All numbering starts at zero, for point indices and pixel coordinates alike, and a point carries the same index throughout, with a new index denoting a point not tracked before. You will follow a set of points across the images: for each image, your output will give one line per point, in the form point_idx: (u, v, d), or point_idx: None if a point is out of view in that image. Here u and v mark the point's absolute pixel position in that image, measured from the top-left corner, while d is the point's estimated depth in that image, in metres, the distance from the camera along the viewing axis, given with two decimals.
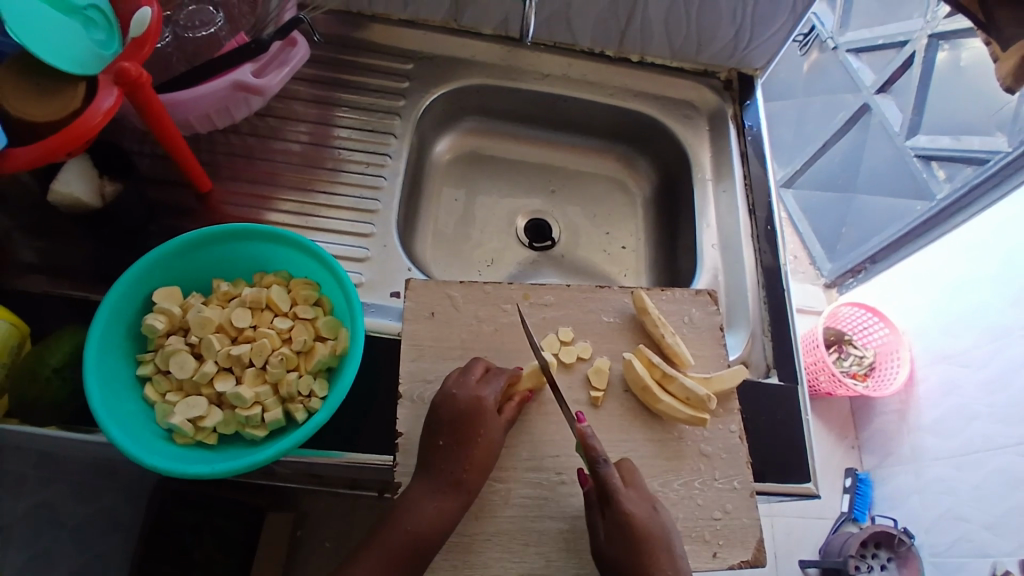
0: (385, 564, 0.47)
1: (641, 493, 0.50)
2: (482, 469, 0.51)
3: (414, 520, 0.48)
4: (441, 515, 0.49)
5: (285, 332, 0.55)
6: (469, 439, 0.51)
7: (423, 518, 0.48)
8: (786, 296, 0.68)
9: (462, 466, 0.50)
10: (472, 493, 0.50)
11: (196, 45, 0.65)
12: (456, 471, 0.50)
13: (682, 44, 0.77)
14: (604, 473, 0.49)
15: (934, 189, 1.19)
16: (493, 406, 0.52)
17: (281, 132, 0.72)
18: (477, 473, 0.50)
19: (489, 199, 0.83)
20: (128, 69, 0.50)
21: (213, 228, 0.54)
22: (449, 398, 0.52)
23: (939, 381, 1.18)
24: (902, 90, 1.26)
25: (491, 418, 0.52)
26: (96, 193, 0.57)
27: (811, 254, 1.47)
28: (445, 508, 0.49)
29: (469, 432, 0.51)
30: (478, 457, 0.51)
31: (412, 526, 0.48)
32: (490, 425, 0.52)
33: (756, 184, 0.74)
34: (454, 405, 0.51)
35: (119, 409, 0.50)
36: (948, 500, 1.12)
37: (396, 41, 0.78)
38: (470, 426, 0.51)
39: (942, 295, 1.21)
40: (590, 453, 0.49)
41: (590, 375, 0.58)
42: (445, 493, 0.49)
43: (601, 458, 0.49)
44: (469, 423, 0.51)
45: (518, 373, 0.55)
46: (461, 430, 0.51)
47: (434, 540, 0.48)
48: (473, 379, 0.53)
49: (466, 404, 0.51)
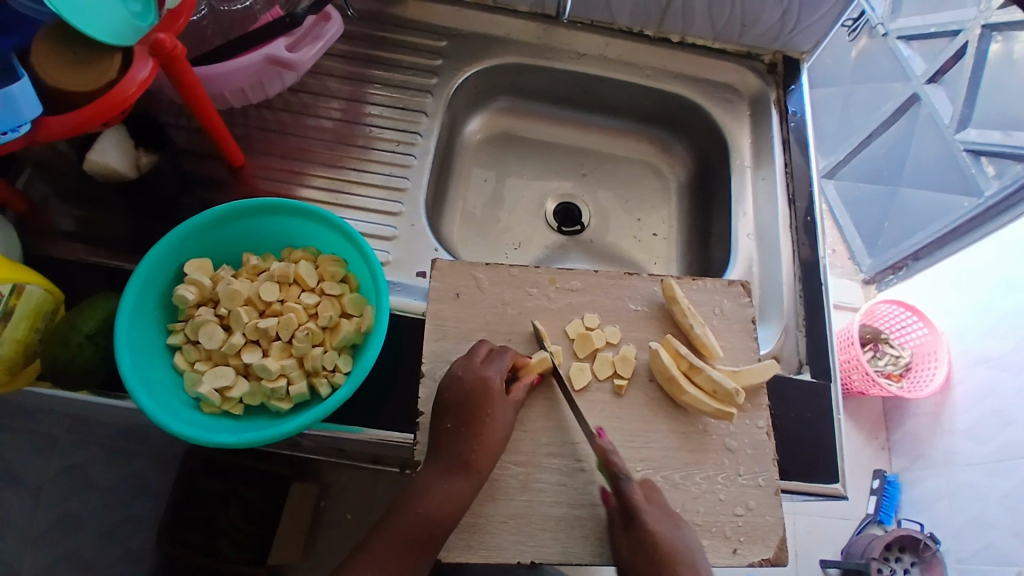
0: (398, 545, 0.48)
1: (664, 511, 0.50)
2: (492, 451, 0.50)
3: (426, 502, 0.48)
4: (455, 497, 0.48)
5: (311, 307, 0.55)
6: (474, 418, 0.50)
7: (436, 500, 0.48)
8: (823, 291, 0.66)
9: (470, 446, 0.50)
10: (484, 476, 0.50)
11: (231, 18, 0.66)
12: (463, 452, 0.50)
13: (725, 25, 0.74)
14: (625, 487, 0.49)
15: (982, 185, 1.14)
16: (499, 386, 0.52)
17: (313, 108, 0.72)
18: (487, 453, 0.50)
19: (519, 181, 0.82)
20: (164, 40, 0.50)
21: (243, 202, 0.55)
22: (455, 379, 0.52)
23: (976, 386, 1.14)
24: (954, 81, 1.19)
25: (498, 398, 0.52)
26: (132, 164, 0.58)
27: (850, 249, 1.42)
28: (457, 490, 0.49)
29: (477, 413, 0.51)
30: (491, 439, 0.50)
31: (425, 509, 0.48)
32: (498, 405, 0.51)
33: (797, 172, 0.72)
34: (459, 386, 0.52)
35: (149, 377, 0.51)
36: (977, 509, 1.09)
37: (430, 17, 0.76)
38: (477, 407, 0.51)
39: (986, 297, 1.16)
40: (610, 468, 0.50)
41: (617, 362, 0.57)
42: (456, 474, 0.49)
43: (621, 473, 0.49)
44: (473, 402, 0.51)
45: (526, 359, 0.55)
46: (469, 411, 0.51)
47: (446, 521, 0.48)
48: (477, 359, 0.53)
49: (471, 386, 0.51)
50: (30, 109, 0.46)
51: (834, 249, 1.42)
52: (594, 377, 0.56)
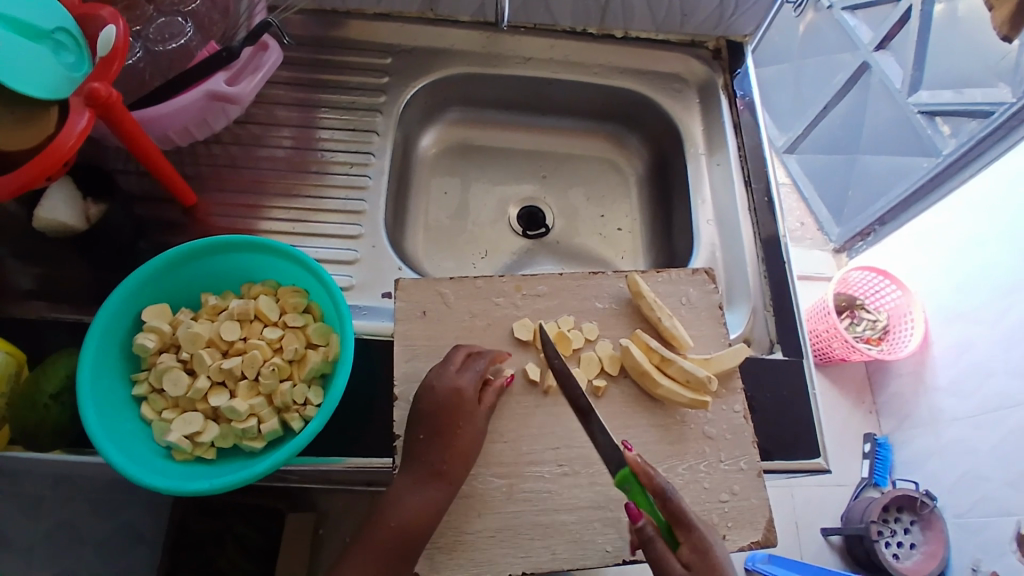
0: (374, 558, 0.47)
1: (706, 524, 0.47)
2: (462, 458, 0.50)
3: (397, 514, 0.48)
4: (425, 508, 0.48)
5: (275, 342, 0.54)
6: (447, 426, 0.51)
7: (408, 511, 0.48)
8: (787, 268, 0.67)
9: (438, 456, 0.50)
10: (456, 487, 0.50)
11: (170, 58, 0.64)
12: (434, 462, 0.50)
13: (665, 17, 0.74)
14: (672, 500, 0.46)
15: (939, 145, 1.16)
16: (472, 393, 0.52)
17: (263, 138, 0.71)
18: (457, 464, 0.50)
19: (480, 189, 0.81)
20: (99, 89, 0.49)
21: (195, 243, 0.54)
22: (430, 389, 0.52)
23: (953, 342, 1.16)
24: (901, 46, 1.21)
25: (470, 406, 0.52)
26: (82, 216, 0.57)
27: (818, 219, 1.47)
28: (428, 500, 0.49)
29: (449, 423, 0.51)
30: (467, 447, 0.51)
31: (396, 521, 0.48)
32: (470, 413, 0.52)
33: (750, 154, 0.72)
34: (433, 396, 0.51)
35: (116, 431, 0.50)
36: (967, 462, 1.11)
37: (374, 36, 0.76)
38: (449, 416, 0.51)
39: (953, 253, 1.18)
40: (652, 484, 0.45)
41: (603, 358, 0.57)
42: (427, 485, 0.49)
43: (669, 487, 0.46)
44: (448, 411, 0.51)
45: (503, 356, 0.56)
46: (441, 421, 0.51)
47: (419, 533, 0.48)
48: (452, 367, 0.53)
49: (445, 396, 0.51)
50: None
51: (803, 222, 1.48)
52: (585, 378, 0.56)
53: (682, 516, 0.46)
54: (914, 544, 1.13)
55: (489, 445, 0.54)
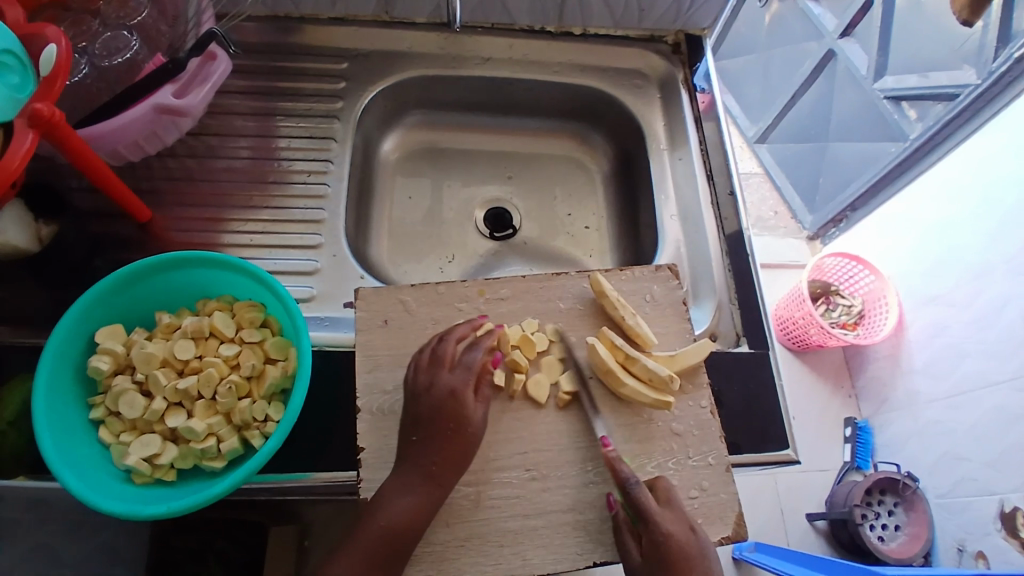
0: (364, 560, 0.46)
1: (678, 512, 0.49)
2: (459, 461, 0.50)
3: (389, 515, 0.47)
4: (418, 510, 0.48)
5: (232, 358, 0.53)
6: (444, 429, 0.50)
7: (400, 512, 0.47)
8: (751, 260, 0.67)
9: (431, 458, 0.49)
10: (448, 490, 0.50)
11: (116, 73, 0.62)
12: (427, 463, 0.49)
13: (623, 12, 0.74)
14: (635, 493, 0.49)
15: (906, 129, 1.17)
16: (468, 393, 0.52)
17: (219, 150, 0.69)
18: (452, 467, 0.49)
19: (445, 192, 0.81)
20: (41, 109, 0.48)
21: (145, 261, 0.53)
22: (425, 389, 0.52)
23: (927, 323, 1.17)
24: (865, 33, 1.22)
25: (466, 407, 0.51)
26: (33, 237, 0.56)
27: (792, 208, 1.48)
28: (421, 501, 0.48)
29: (444, 424, 0.50)
30: (463, 450, 0.50)
31: (388, 521, 0.47)
32: (468, 414, 0.51)
33: (712, 147, 0.72)
34: (428, 398, 0.51)
35: (72, 457, 0.49)
36: (946, 441, 1.12)
37: (329, 42, 0.75)
38: (445, 417, 0.50)
39: (920, 236, 1.20)
40: (618, 476, 0.49)
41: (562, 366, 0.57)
42: (419, 486, 0.48)
43: (630, 479, 0.49)
44: (444, 412, 0.51)
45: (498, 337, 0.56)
46: (437, 422, 0.50)
47: (409, 534, 0.47)
48: (448, 365, 0.53)
49: (441, 397, 0.51)
50: None
51: (778, 211, 1.49)
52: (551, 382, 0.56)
53: (645, 511, 0.48)
54: (897, 525, 1.15)
55: None
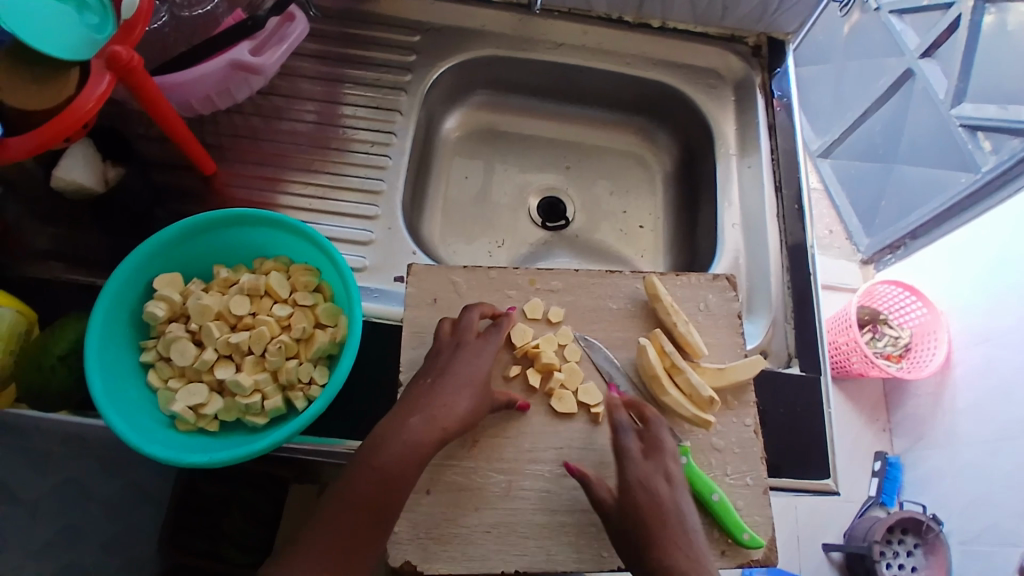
0: (352, 501, 0.43)
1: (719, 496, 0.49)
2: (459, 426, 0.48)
3: (385, 456, 0.44)
4: (416, 451, 0.45)
5: (283, 319, 0.54)
6: (460, 381, 0.49)
7: (397, 451, 0.44)
8: (813, 280, 0.64)
9: (441, 405, 0.47)
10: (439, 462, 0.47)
11: (193, 24, 0.63)
12: (434, 406, 0.47)
13: (705, 9, 0.71)
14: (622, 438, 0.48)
15: (979, 160, 1.12)
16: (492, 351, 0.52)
17: (286, 111, 0.70)
18: (457, 417, 0.48)
19: (501, 176, 0.80)
20: (120, 53, 0.49)
21: (210, 215, 0.53)
22: (445, 344, 0.52)
23: (977, 361, 1.12)
24: (948, 54, 1.16)
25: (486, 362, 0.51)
26: (99, 178, 0.57)
27: (848, 229, 1.41)
28: (420, 445, 0.45)
29: (456, 374, 0.49)
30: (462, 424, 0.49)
31: (382, 463, 0.44)
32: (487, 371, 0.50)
33: (784, 158, 0.70)
34: (445, 352, 0.51)
35: (121, 397, 0.50)
36: (981, 487, 1.07)
37: (402, 12, 0.74)
38: (457, 366, 0.50)
39: (981, 268, 1.14)
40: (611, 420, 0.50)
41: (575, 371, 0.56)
42: (424, 427, 0.46)
43: (620, 423, 0.49)
44: (461, 367, 0.50)
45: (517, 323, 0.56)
46: (450, 371, 0.49)
47: (404, 478, 0.44)
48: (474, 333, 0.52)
49: (457, 351, 0.51)
50: None
51: (831, 230, 1.41)
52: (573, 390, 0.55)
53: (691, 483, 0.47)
54: (915, 567, 1.11)
55: (492, 440, 0.53)
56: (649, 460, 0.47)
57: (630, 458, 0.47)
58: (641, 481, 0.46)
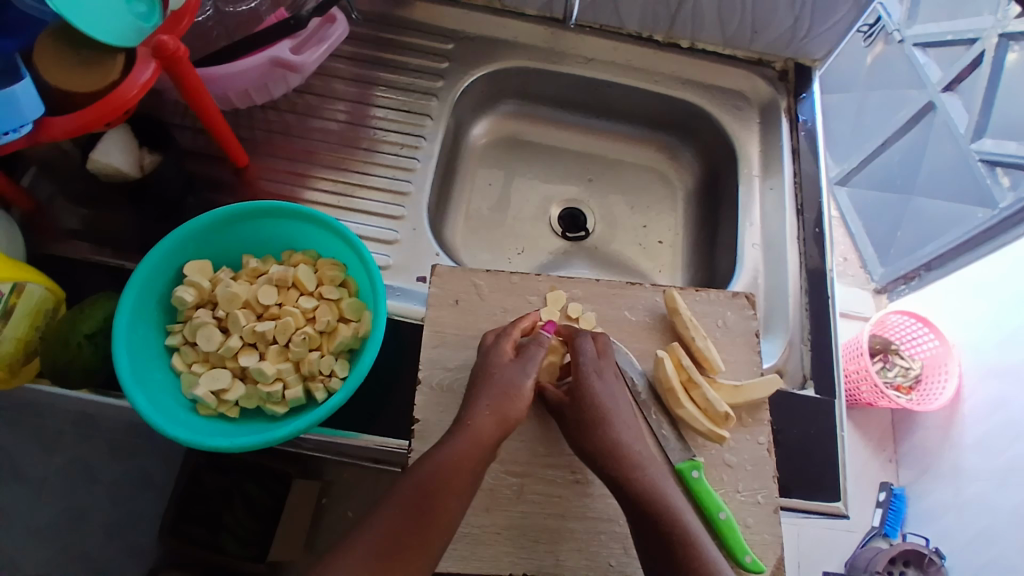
0: (405, 504, 0.44)
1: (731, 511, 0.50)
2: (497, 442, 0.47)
3: (438, 463, 0.45)
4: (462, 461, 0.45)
5: (309, 311, 0.55)
6: (498, 390, 0.49)
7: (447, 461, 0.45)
8: (831, 305, 0.65)
9: (484, 414, 0.47)
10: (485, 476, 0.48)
11: (237, 20, 0.65)
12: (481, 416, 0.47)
13: (734, 31, 0.72)
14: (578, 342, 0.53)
15: (997, 196, 1.12)
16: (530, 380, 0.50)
17: (319, 110, 0.71)
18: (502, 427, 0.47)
19: (524, 185, 0.81)
20: (167, 42, 0.50)
21: (243, 205, 0.54)
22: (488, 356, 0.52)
23: (987, 398, 1.11)
24: (970, 89, 1.17)
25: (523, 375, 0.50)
26: (136, 163, 0.58)
27: (862, 257, 1.40)
28: (463, 454, 0.46)
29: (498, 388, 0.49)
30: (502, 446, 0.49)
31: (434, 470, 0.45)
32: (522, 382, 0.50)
33: (806, 182, 0.70)
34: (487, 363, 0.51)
35: (146, 378, 0.51)
36: (985, 519, 1.06)
37: (437, 20, 0.76)
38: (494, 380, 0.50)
39: (994, 308, 1.13)
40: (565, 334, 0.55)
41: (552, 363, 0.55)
42: (465, 437, 0.46)
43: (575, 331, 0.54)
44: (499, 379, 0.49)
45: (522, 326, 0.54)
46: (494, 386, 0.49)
47: (454, 485, 0.45)
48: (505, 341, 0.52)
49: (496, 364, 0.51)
50: (30, 110, 0.46)
51: (845, 258, 1.41)
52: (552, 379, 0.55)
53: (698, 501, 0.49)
54: None
55: (506, 443, 0.53)
56: (602, 359, 0.52)
57: (586, 359, 0.52)
58: (597, 374, 0.51)
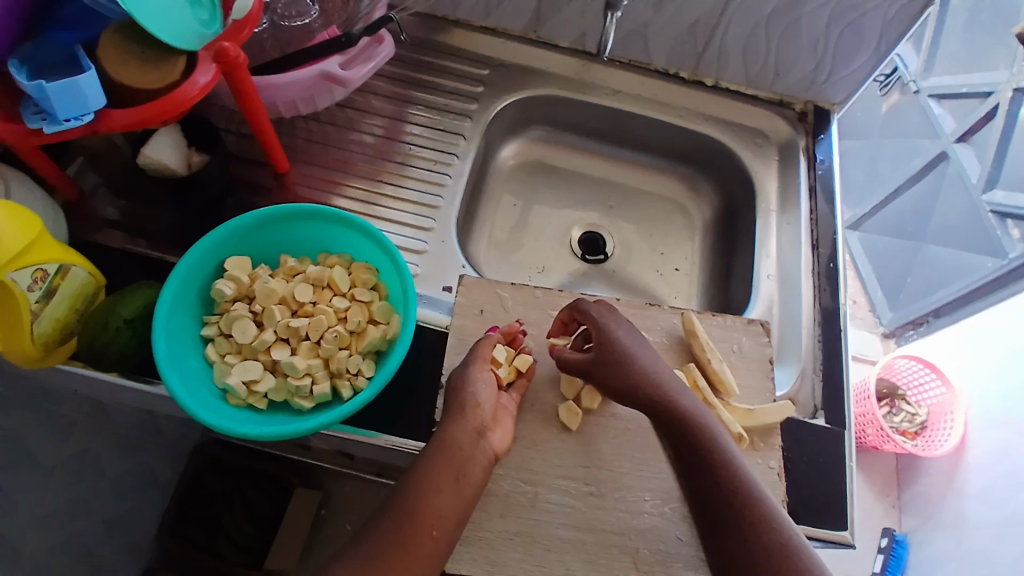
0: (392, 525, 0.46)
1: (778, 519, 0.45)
2: (473, 438, 0.50)
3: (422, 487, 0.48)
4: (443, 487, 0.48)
5: (341, 311, 0.57)
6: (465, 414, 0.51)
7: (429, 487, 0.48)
8: (843, 340, 0.66)
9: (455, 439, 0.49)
10: (482, 478, 0.50)
11: (290, 35, 0.69)
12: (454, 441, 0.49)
13: (758, 72, 0.76)
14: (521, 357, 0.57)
15: (1006, 246, 1.15)
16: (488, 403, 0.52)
17: (357, 123, 0.75)
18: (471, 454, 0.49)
19: (547, 207, 0.84)
20: (229, 49, 0.54)
21: (286, 206, 0.57)
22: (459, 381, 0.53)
23: (991, 448, 1.10)
24: (983, 141, 1.20)
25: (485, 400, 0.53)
26: (184, 162, 0.61)
27: (871, 301, 1.42)
28: (447, 475, 0.48)
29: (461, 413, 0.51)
30: (494, 445, 0.52)
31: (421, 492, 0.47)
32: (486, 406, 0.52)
33: (822, 219, 0.73)
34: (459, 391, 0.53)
35: (182, 364, 0.53)
36: (983, 572, 1.03)
37: (475, 47, 0.80)
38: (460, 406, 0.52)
39: (1002, 358, 1.12)
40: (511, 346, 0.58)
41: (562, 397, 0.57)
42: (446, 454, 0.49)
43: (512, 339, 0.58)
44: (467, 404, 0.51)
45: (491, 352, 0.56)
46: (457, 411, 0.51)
47: (438, 508, 0.47)
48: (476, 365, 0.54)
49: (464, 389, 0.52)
50: (93, 100, 0.48)
51: (855, 300, 1.42)
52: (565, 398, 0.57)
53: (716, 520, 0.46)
54: None
55: (522, 451, 0.55)
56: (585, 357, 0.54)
57: (592, 323, 0.55)
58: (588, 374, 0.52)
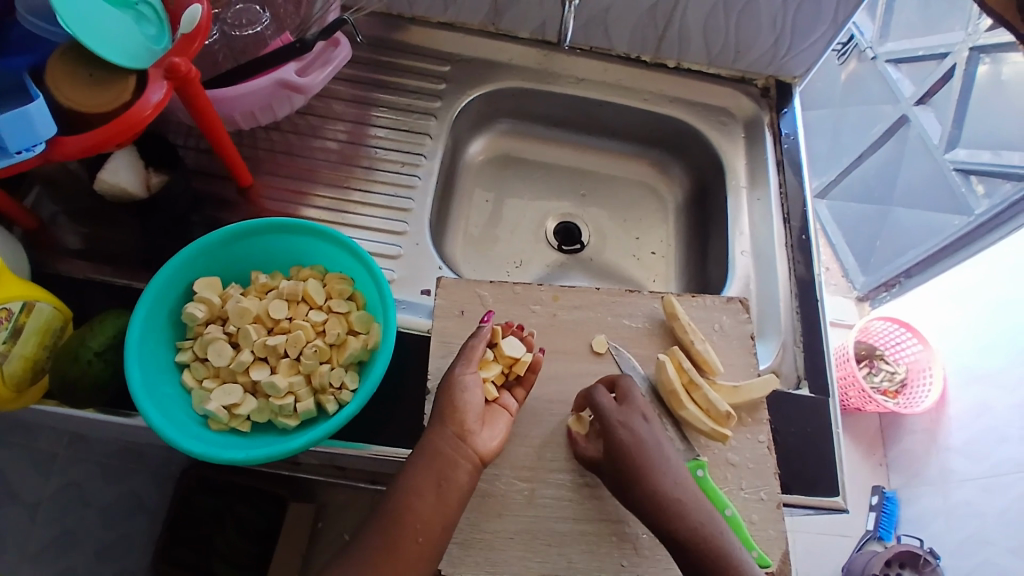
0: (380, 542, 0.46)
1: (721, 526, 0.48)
2: (454, 443, 0.48)
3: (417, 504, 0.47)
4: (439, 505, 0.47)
5: (319, 325, 0.56)
6: (450, 420, 0.49)
7: (424, 504, 0.47)
8: (821, 310, 0.67)
9: (440, 446, 0.48)
10: (467, 483, 0.48)
11: (243, 43, 0.67)
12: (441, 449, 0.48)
13: (719, 51, 0.76)
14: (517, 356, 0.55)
15: (973, 205, 1.17)
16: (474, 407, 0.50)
17: (319, 130, 0.73)
18: (461, 465, 0.48)
19: (520, 201, 0.83)
20: (179, 65, 0.51)
21: (253, 222, 0.56)
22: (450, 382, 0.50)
23: (971, 403, 1.15)
24: (943, 102, 1.22)
25: (471, 403, 0.50)
26: (142, 183, 0.59)
27: (844, 267, 1.45)
28: (442, 491, 0.47)
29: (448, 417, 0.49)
30: (478, 448, 0.49)
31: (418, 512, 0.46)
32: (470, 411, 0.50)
33: (792, 193, 0.74)
34: (451, 390, 0.50)
35: (158, 394, 0.51)
36: (974, 523, 1.09)
37: (435, 43, 0.79)
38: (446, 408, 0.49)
39: (982, 312, 1.18)
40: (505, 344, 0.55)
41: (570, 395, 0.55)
42: (430, 464, 0.47)
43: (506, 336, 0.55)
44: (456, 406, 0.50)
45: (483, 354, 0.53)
46: (444, 413, 0.49)
47: (436, 525, 0.47)
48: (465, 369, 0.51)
49: (451, 389, 0.50)
50: (45, 129, 0.46)
51: (828, 267, 1.46)
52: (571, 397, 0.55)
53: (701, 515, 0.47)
54: None
55: (515, 449, 0.54)
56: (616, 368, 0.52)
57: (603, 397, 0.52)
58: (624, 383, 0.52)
